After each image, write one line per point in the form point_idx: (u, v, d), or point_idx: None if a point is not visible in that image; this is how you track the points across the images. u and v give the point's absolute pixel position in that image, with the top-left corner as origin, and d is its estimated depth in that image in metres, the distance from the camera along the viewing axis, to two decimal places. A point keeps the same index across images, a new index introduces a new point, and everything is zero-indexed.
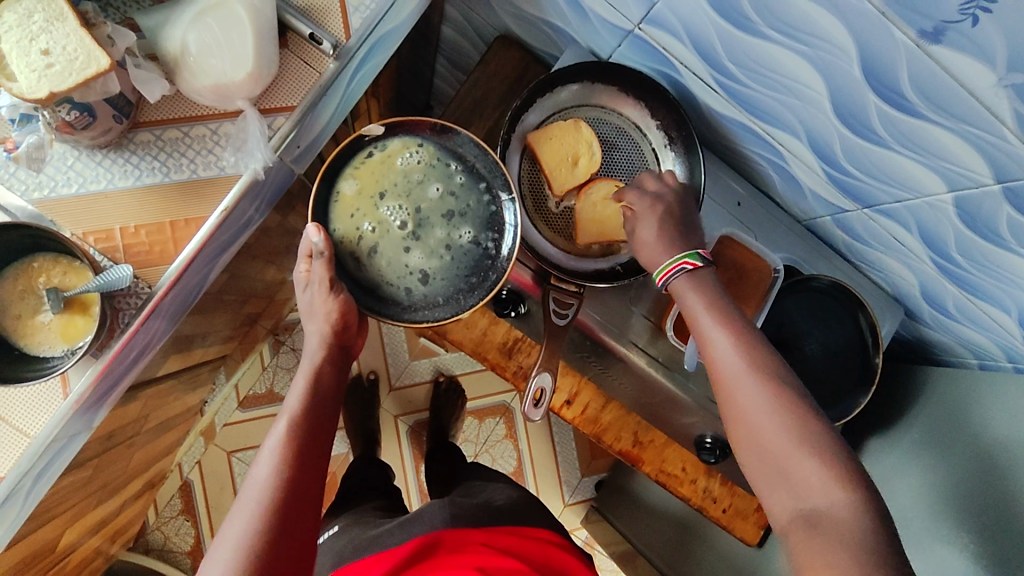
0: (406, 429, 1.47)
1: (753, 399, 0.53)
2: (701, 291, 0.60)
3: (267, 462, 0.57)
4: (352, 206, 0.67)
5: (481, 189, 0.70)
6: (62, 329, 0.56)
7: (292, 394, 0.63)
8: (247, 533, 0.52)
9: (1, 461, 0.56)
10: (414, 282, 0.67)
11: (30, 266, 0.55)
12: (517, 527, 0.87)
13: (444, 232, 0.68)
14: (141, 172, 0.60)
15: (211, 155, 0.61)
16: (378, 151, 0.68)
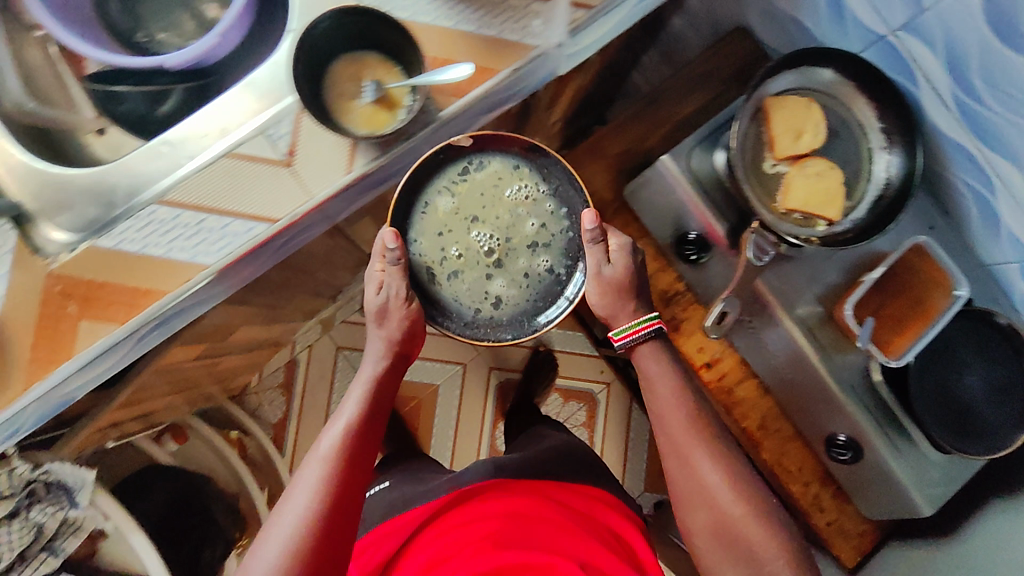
0: (495, 384, 1.51)
1: (717, 477, 0.70)
2: (656, 363, 0.75)
3: (317, 473, 0.67)
4: (442, 222, 0.76)
5: (564, 219, 0.78)
6: (370, 116, 0.65)
7: (344, 408, 0.73)
8: (293, 536, 0.63)
9: (280, 207, 0.65)
10: (491, 300, 0.77)
11: (361, 59, 0.66)
12: (573, 483, 0.90)
13: (523, 258, 0.77)
14: (460, 19, 0.69)
15: (518, 24, 0.69)
16: (472, 170, 0.76)
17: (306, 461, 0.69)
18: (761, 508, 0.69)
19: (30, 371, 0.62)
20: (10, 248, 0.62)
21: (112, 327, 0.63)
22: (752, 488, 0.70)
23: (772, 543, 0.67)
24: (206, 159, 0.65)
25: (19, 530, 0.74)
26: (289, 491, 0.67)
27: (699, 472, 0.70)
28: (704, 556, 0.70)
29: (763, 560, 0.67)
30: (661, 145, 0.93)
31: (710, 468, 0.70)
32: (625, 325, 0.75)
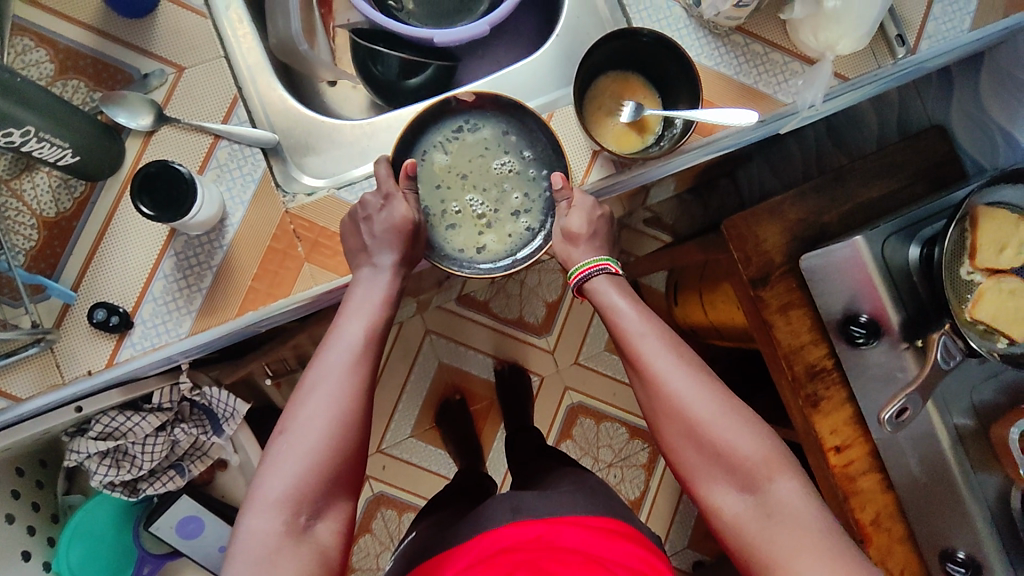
0: (568, 403, 1.48)
1: (709, 407, 0.60)
2: (624, 286, 0.65)
3: (331, 375, 0.56)
4: (431, 180, 0.65)
5: (544, 179, 0.66)
6: (621, 136, 0.66)
7: (354, 306, 0.60)
8: (315, 439, 0.53)
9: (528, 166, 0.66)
10: (471, 257, 0.65)
11: (626, 79, 0.67)
12: (637, 535, 0.78)
13: (505, 223, 0.65)
14: (721, 62, 0.70)
15: (775, 80, 0.71)
16: (467, 129, 0.65)
17: (313, 364, 0.58)
18: (735, 403, 0.61)
19: (246, 298, 0.63)
20: (256, 177, 0.64)
21: (330, 277, 0.64)
22: (720, 384, 0.62)
23: (754, 439, 0.59)
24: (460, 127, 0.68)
25: (164, 447, 0.74)
26: (299, 396, 0.56)
27: (666, 387, 0.60)
28: (693, 478, 0.61)
29: (755, 468, 0.58)
30: (839, 221, 0.91)
31: (706, 408, 0.60)
32: (579, 264, 0.65)
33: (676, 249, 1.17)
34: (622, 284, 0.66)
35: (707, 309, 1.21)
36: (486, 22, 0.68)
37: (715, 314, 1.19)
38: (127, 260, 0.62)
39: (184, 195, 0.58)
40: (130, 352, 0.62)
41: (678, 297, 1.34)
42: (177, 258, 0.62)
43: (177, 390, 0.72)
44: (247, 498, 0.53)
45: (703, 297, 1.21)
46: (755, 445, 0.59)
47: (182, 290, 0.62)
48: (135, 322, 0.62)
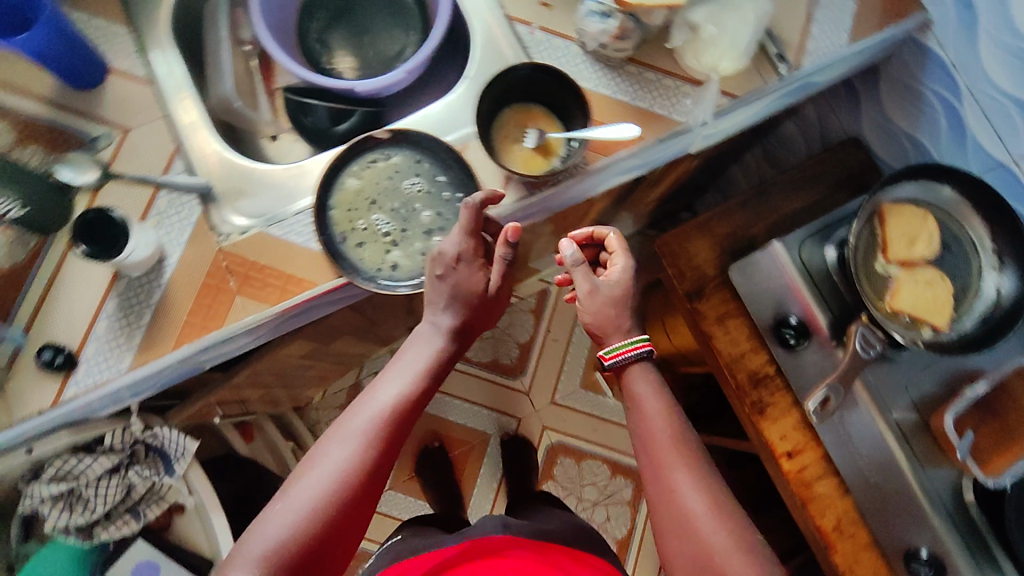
0: (547, 443, 1.48)
1: (717, 530, 0.59)
2: (644, 386, 0.69)
3: (348, 449, 0.61)
4: (347, 204, 0.71)
5: (456, 201, 0.72)
6: (526, 159, 0.73)
7: (396, 382, 0.67)
8: (313, 509, 0.57)
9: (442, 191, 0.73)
10: (385, 273, 0.70)
11: (529, 109, 0.75)
12: (603, 566, 0.73)
13: (415, 241, 0.72)
14: (619, 90, 0.78)
15: (671, 101, 0.78)
16: (380, 159, 0.72)
17: (336, 431, 0.63)
18: (751, 538, 0.60)
19: (181, 332, 0.67)
20: (192, 220, 0.70)
21: (263, 307, 0.68)
22: (744, 519, 0.61)
23: (762, 571, 0.57)
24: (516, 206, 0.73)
25: (117, 488, 0.76)
26: (313, 462, 0.60)
27: (680, 495, 0.62)
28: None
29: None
30: (765, 233, 0.95)
31: (717, 532, 0.59)
32: (615, 344, 0.69)
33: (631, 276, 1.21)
34: (654, 383, 0.69)
35: (670, 334, 1.23)
36: (405, 69, 0.77)
37: (675, 339, 1.21)
38: (75, 303, 0.67)
39: (123, 233, 0.65)
40: (74, 389, 0.66)
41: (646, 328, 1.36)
42: (119, 299, 0.67)
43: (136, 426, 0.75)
44: (239, 547, 0.56)
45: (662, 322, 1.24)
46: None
47: (123, 328, 0.67)
48: (80, 360, 0.66)
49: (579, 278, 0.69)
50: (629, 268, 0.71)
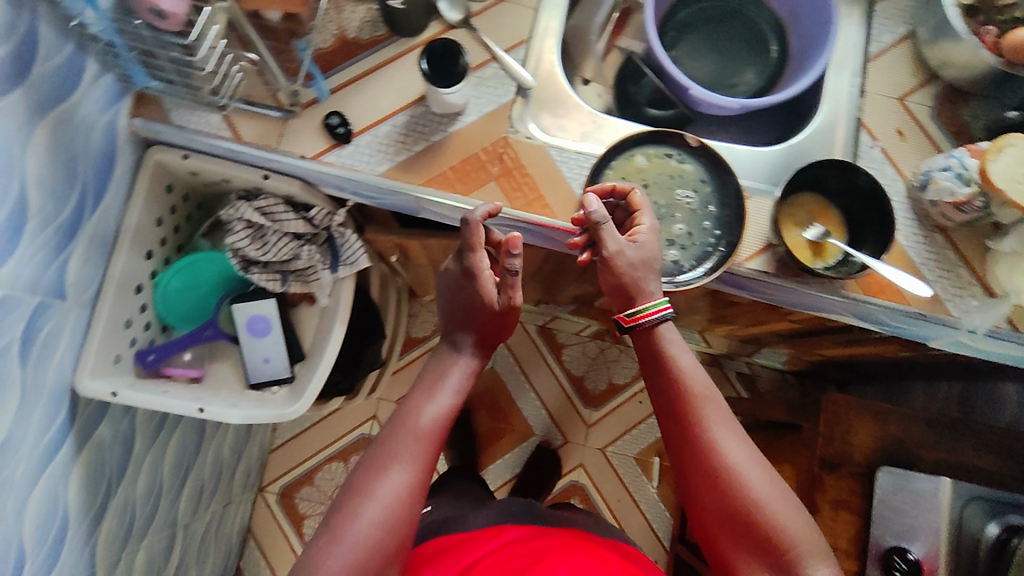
0: (571, 478, 1.47)
1: (758, 482, 0.62)
2: (674, 342, 0.70)
3: (402, 472, 0.62)
4: (624, 173, 0.73)
5: (710, 234, 0.72)
6: (795, 244, 0.72)
7: (443, 391, 0.69)
8: (373, 534, 0.59)
9: (705, 219, 0.72)
10: None
11: (825, 208, 0.73)
12: (636, 555, 0.82)
13: (654, 241, 0.72)
14: (915, 247, 0.74)
15: (955, 291, 0.73)
16: (674, 157, 0.73)
17: (381, 451, 0.64)
18: (786, 492, 0.62)
19: (434, 177, 0.73)
20: (501, 100, 0.75)
21: (503, 203, 0.73)
22: (774, 473, 0.64)
23: (800, 524, 0.60)
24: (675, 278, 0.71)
25: (290, 250, 0.84)
26: (368, 483, 0.61)
27: (720, 453, 0.64)
28: (720, 541, 0.63)
29: (794, 551, 0.58)
30: (931, 463, 0.88)
31: (761, 487, 0.61)
32: (643, 304, 0.68)
33: (763, 404, 1.16)
34: (671, 335, 0.70)
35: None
36: (740, 103, 0.77)
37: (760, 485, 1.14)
38: (377, 98, 0.74)
39: (455, 74, 0.71)
40: (333, 159, 0.73)
41: None
42: (409, 119, 0.74)
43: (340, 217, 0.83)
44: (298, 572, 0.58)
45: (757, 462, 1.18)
46: (801, 534, 0.59)
47: (396, 142, 0.74)
48: (351, 142, 0.73)
49: (606, 237, 0.67)
50: (655, 227, 0.69)
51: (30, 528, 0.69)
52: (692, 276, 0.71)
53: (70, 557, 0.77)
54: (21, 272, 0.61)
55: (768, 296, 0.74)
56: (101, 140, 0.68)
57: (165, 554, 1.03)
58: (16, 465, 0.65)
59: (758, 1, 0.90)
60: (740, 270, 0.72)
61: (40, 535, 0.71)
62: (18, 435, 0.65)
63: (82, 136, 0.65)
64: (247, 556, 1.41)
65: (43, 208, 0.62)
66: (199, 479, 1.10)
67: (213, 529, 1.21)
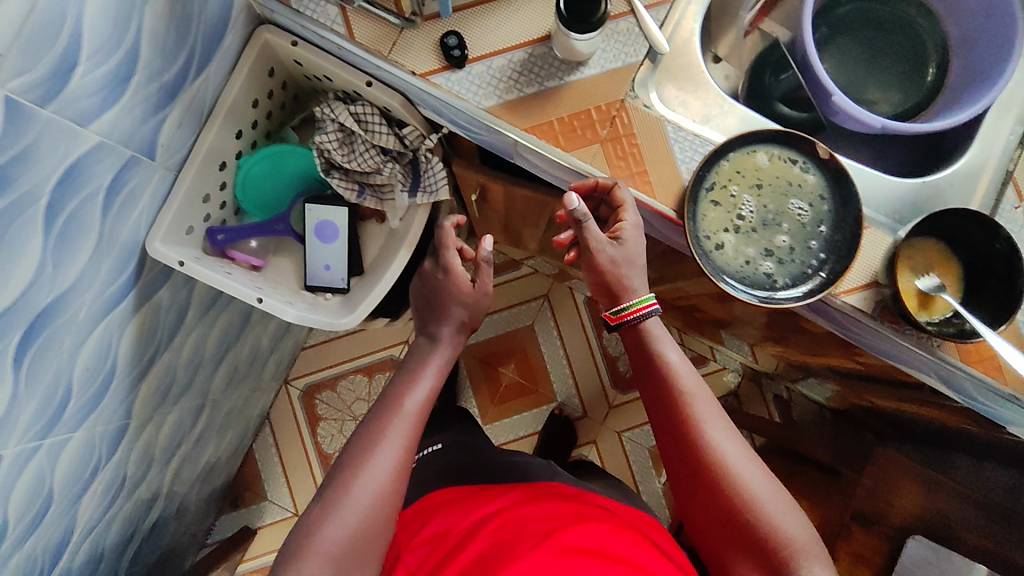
0: (581, 453, 1.48)
1: (748, 473, 0.65)
2: (659, 335, 0.72)
3: (390, 450, 0.64)
4: (739, 169, 0.67)
5: (813, 257, 0.67)
6: (907, 290, 0.65)
7: (426, 374, 0.71)
8: (366, 514, 0.61)
9: (812, 239, 0.67)
10: (705, 244, 0.67)
11: (949, 262, 0.67)
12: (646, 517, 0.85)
13: (751, 248, 0.67)
14: None
15: None
16: (798, 165, 0.68)
17: (368, 432, 0.65)
18: (773, 480, 0.66)
19: (540, 125, 0.69)
20: (628, 60, 0.70)
21: (603, 169, 0.69)
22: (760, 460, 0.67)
23: (789, 512, 0.64)
24: (744, 286, 0.67)
25: (374, 164, 0.83)
26: (360, 463, 0.63)
27: (711, 445, 0.66)
28: (713, 528, 0.66)
29: (783, 537, 0.62)
30: (966, 546, 0.84)
31: (751, 478, 0.65)
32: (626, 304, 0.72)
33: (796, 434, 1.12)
34: (658, 328, 0.72)
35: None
36: (882, 123, 0.70)
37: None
38: (500, 28, 0.70)
39: (589, 24, 0.63)
40: (440, 81, 0.69)
41: None
42: (528, 58, 0.70)
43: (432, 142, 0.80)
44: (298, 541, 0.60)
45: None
46: (791, 523, 0.63)
47: (510, 80, 0.70)
48: (464, 68, 0.69)
49: (589, 233, 0.69)
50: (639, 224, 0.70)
51: (81, 366, 0.72)
52: (783, 294, 0.66)
53: (109, 403, 0.81)
54: (119, 122, 0.60)
55: (850, 333, 0.71)
56: (222, 9, 0.67)
57: (189, 421, 1.07)
58: (79, 306, 0.67)
59: (933, 16, 0.80)
60: (834, 301, 0.68)
61: (88, 377, 0.74)
62: (87, 280, 0.67)
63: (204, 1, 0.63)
64: (259, 439, 1.46)
65: (152, 63, 0.61)
66: (233, 359, 1.12)
67: (235, 408, 1.26)
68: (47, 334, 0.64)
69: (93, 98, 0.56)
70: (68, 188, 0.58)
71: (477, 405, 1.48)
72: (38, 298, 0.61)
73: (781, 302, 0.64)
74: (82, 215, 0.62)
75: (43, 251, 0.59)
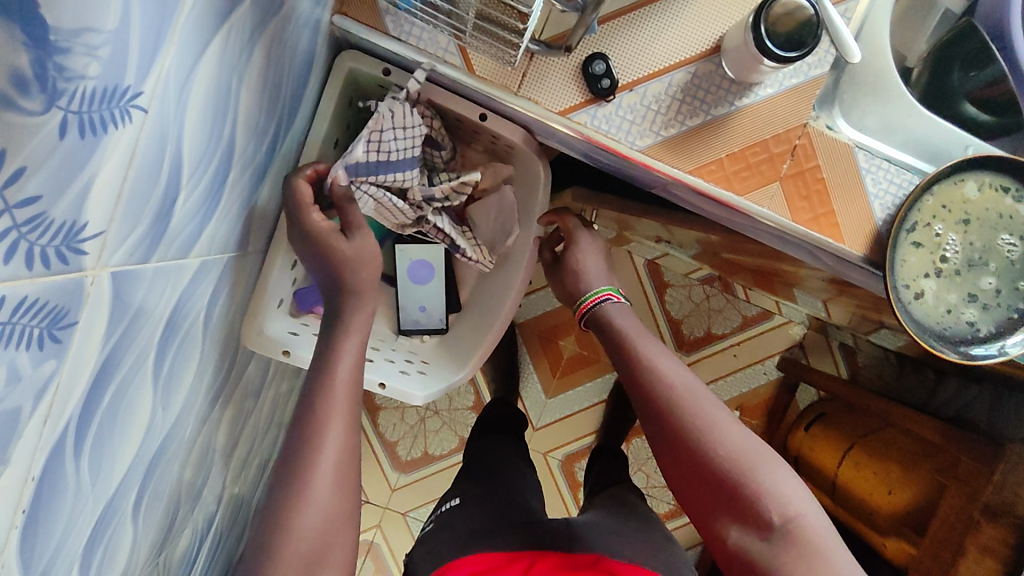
0: None
1: (709, 404, 0.55)
2: (622, 308, 0.65)
3: (326, 444, 0.51)
4: (943, 203, 0.57)
5: (1022, 299, 0.59)
6: None
7: (349, 344, 0.56)
8: (323, 524, 0.49)
9: (1022, 279, 0.59)
10: (906, 294, 0.58)
11: None
12: None
13: (954, 292, 0.59)
14: None
15: None
16: (1012, 193, 0.57)
17: (302, 410, 0.53)
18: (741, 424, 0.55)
19: (706, 165, 0.57)
20: (811, 74, 0.56)
21: (781, 213, 0.58)
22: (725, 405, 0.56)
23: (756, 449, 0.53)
24: (946, 338, 0.58)
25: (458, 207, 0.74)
26: (301, 464, 0.50)
27: (661, 375, 0.57)
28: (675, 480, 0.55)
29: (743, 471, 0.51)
30: None
31: (708, 410, 0.55)
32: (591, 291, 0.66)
33: (906, 413, 1.01)
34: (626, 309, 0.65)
35: (846, 455, 1.10)
36: None
37: (848, 473, 1.08)
38: (653, 44, 0.55)
39: (804, 45, 0.52)
40: (585, 120, 0.56)
41: (810, 427, 1.23)
42: (690, 79, 0.56)
43: (398, 149, 0.61)
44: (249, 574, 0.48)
45: (854, 452, 1.09)
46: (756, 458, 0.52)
47: (669, 111, 0.56)
48: (612, 99, 0.55)
49: None
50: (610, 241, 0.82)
51: (188, 477, 0.63)
52: (991, 346, 0.58)
53: (208, 490, 0.73)
54: (218, 230, 0.48)
55: None
56: (301, 50, 0.51)
57: (267, 460, 0.99)
58: (186, 427, 0.57)
59: None
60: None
61: (193, 483, 0.66)
62: (192, 403, 0.56)
63: (284, 46, 0.48)
64: None
65: (245, 150, 0.47)
66: (299, 382, 1.04)
67: None
68: (160, 472, 0.55)
69: (194, 222, 0.43)
70: (175, 329, 0.46)
71: (537, 380, 1.37)
72: (151, 446, 0.51)
73: (993, 361, 0.56)
74: (186, 347, 0.50)
75: (154, 403, 0.48)
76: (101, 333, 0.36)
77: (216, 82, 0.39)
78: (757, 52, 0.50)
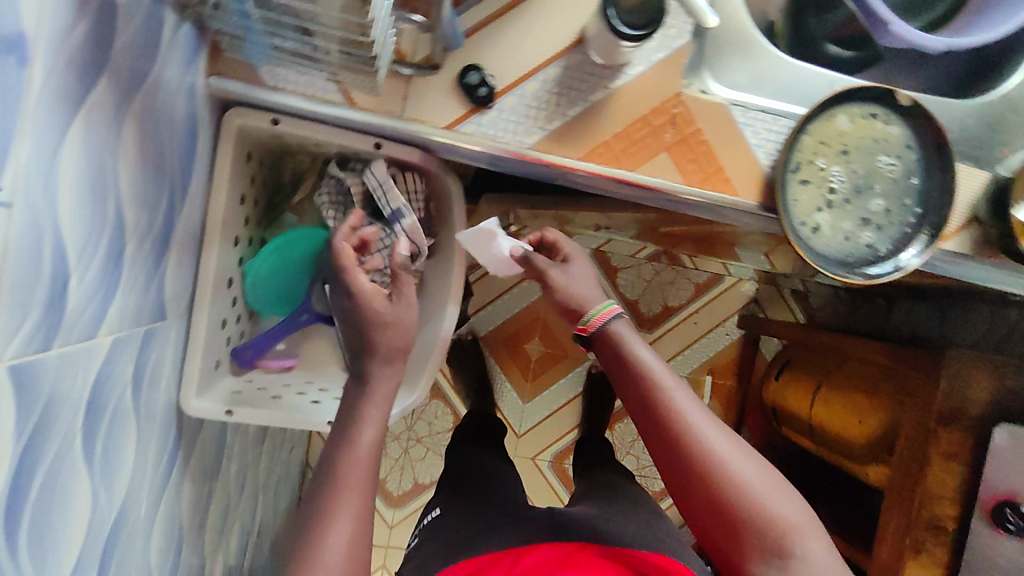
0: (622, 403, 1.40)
1: (667, 373, 0.59)
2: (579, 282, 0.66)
3: (344, 514, 0.52)
4: (821, 139, 0.61)
5: (910, 214, 0.63)
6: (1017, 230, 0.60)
7: (369, 412, 0.58)
8: None
9: (907, 195, 0.63)
10: (805, 231, 0.61)
11: None
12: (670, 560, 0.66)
13: (848, 220, 0.62)
14: None
15: None
16: (879, 119, 0.62)
17: (320, 480, 0.55)
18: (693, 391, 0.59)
19: (596, 148, 0.59)
20: (675, 45, 0.59)
21: (676, 179, 0.60)
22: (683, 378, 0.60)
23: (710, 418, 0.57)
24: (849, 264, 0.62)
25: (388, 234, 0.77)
26: (312, 537, 0.51)
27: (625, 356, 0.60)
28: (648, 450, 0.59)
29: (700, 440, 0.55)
30: None
31: (666, 382, 0.58)
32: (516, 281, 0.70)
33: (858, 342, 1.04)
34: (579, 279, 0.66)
35: (816, 395, 1.14)
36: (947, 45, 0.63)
37: (818, 411, 1.12)
38: (521, 45, 0.58)
39: (656, 21, 0.54)
40: (472, 129, 0.58)
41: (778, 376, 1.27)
42: (563, 72, 0.58)
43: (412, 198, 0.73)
44: None
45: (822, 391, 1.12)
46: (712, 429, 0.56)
47: (550, 104, 0.58)
48: (493, 104, 0.58)
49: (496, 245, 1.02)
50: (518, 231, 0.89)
51: (155, 555, 0.62)
52: (892, 263, 0.62)
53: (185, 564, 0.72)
54: (127, 304, 0.48)
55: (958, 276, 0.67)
56: (179, 115, 0.52)
57: (250, 523, 0.98)
58: (140, 505, 0.57)
59: None
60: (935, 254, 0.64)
61: (163, 561, 0.65)
62: (139, 479, 0.56)
63: (157, 114, 0.48)
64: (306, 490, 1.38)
65: (139, 222, 0.48)
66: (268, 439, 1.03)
67: (280, 479, 1.16)
68: (120, 555, 0.54)
69: (96, 301, 0.44)
70: (100, 409, 0.46)
71: (510, 387, 1.38)
72: (103, 530, 0.50)
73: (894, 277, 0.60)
74: (119, 424, 0.50)
75: (95, 486, 0.48)
76: (12, 425, 0.36)
77: (87, 161, 0.40)
78: (614, 37, 0.53)
